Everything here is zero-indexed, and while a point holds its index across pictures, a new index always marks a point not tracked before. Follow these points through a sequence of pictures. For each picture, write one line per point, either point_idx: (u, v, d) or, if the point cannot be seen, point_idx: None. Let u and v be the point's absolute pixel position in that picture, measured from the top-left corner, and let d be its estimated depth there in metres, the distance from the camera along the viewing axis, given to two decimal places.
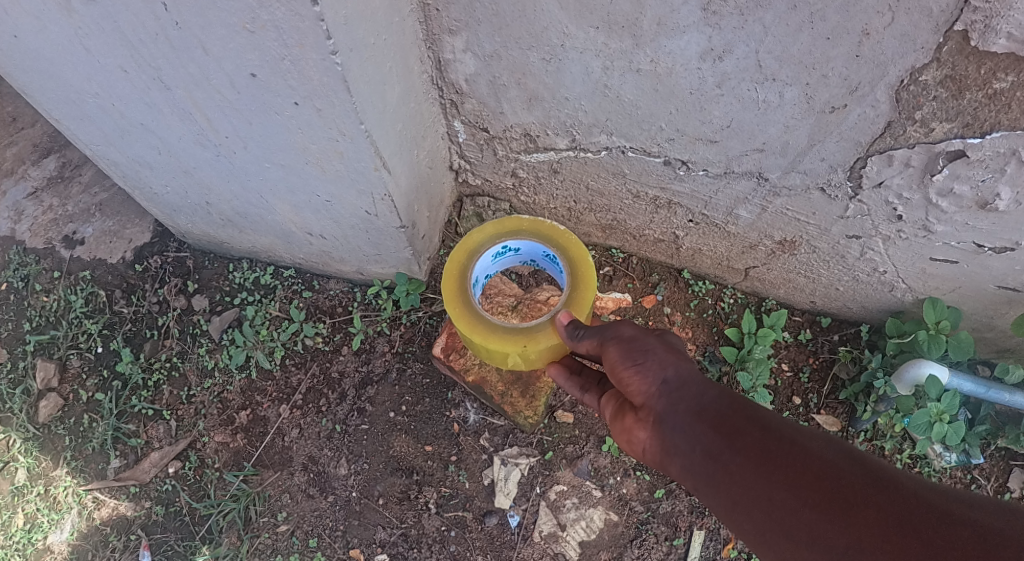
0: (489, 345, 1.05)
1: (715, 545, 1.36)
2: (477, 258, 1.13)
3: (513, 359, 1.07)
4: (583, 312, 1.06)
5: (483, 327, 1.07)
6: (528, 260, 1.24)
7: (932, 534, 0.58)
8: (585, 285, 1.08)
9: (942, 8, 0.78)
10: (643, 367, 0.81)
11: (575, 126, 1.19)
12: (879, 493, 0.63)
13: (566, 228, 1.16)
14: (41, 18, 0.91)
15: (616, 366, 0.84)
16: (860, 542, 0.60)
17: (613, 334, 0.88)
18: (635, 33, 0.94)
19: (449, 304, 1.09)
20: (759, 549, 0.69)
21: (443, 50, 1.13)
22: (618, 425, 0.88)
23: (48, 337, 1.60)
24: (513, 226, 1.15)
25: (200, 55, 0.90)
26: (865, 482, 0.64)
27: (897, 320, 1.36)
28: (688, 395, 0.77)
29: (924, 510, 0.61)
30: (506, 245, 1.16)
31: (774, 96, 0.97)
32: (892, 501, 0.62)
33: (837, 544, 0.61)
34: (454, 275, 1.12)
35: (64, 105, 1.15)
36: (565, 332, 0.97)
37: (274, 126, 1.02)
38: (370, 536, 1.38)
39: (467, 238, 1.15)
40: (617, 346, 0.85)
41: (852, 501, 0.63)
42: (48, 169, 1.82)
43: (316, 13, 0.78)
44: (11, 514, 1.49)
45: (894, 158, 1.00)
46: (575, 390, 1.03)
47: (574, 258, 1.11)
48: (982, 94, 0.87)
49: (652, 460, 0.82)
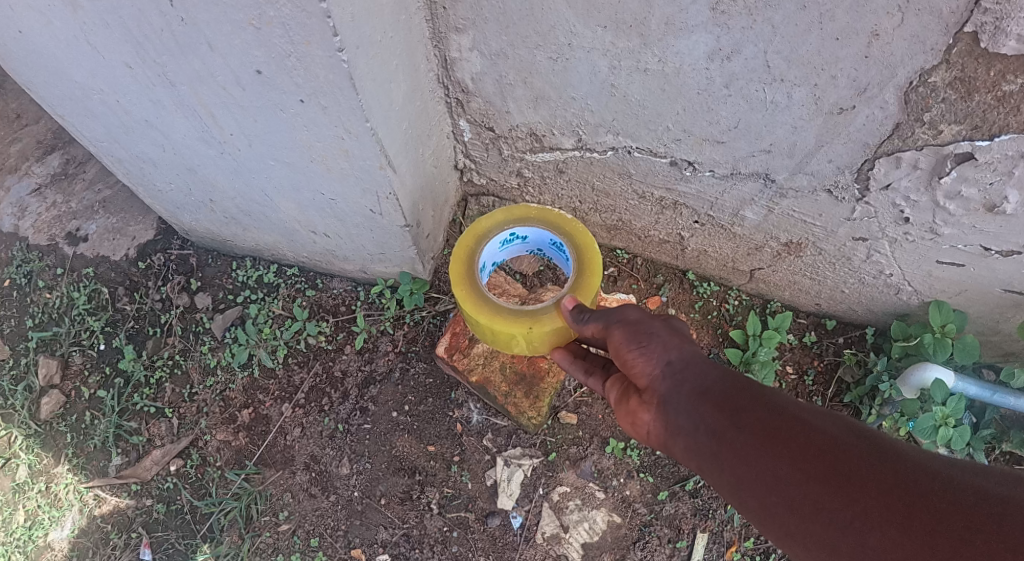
0: (494, 327, 1.05)
1: (719, 548, 1.35)
2: (485, 243, 1.12)
3: (518, 343, 1.06)
4: (589, 297, 1.05)
5: (489, 310, 1.06)
6: (534, 249, 1.23)
7: (939, 504, 0.57)
8: (591, 271, 1.08)
9: (952, 9, 0.78)
10: (647, 349, 0.79)
11: (581, 126, 1.19)
12: (883, 464, 0.61)
13: (574, 217, 1.15)
14: (46, 13, 0.91)
15: (620, 348, 0.81)
16: (866, 513, 0.59)
17: (617, 317, 0.85)
18: (642, 32, 0.94)
19: (455, 287, 1.09)
20: (762, 525, 0.67)
21: (449, 49, 1.13)
22: (620, 408, 0.84)
23: (50, 334, 1.60)
24: (521, 213, 1.15)
25: (206, 52, 0.90)
26: (869, 454, 0.62)
27: (902, 323, 1.36)
28: (692, 376, 0.75)
29: (928, 480, 0.60)
30: (514, 232, 1.15)
31: (782, 96, 0.97)
32: (896, 472, 0.61)
33: (842, 515, 0.60)
34: (461, 259, 1.11)
35: (69, 101, 1.14)
36: (571, 315, 0.96)
37: (279, 123, 1.02)
38: (371, 536, 1.38)
39: (475, 223, 1.15)
40: (621, 329, 0.82)
41: (858, 473, 0.61)
42: (52, 166, 1.83)
43: (323, 10, 0.78)
44: (12, 511, 1.48)
45: (901, 160, 1.00)
46: (580, 374, 1.01)
47: (581, 246, 1.11)
48: (991, 97, 0.86)
49: (656, 443, 0.79)
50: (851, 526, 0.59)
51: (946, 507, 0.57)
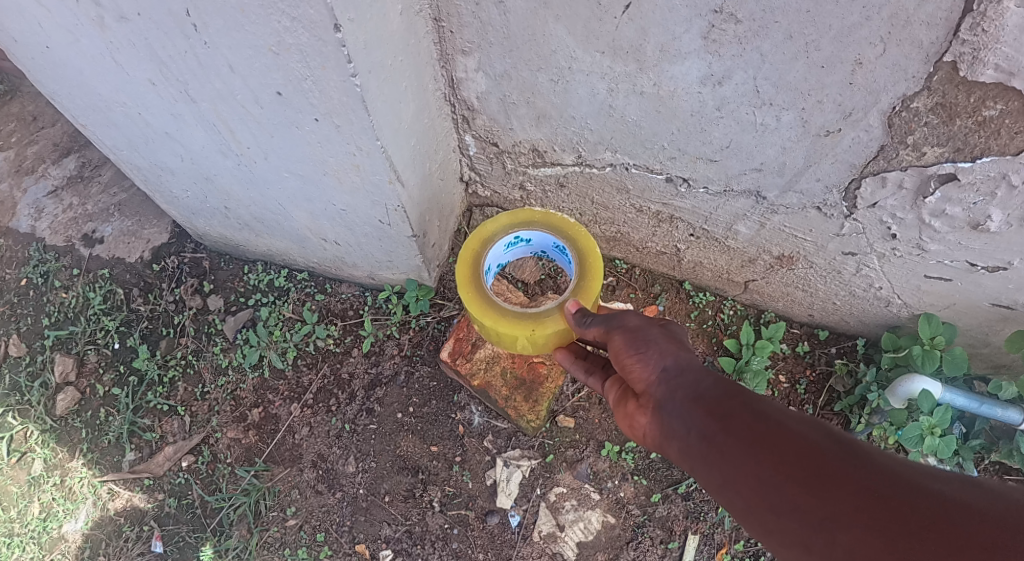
0: (500, 329, 1.10)
1: (710, 550, 1.39)
2: (490, 247, 1.17)
3: (521, 343, 1.12)
4: (590, 300, 1.10)
5: (495, 312, 1.12)
6: (538, 251, 1.28)
7: (902, 507, 0.61)
8: (593, 275, 1.13)
9: (931, 40, 0.82)
10: (645, 356, 0.84)
11: (581, 143, 1.24)
12: (857, 469, 0.64)
13: (576, 221, 1.20)
14: (74, 32, 0.97)
15: (621, 353, 0.86)
16: (838, 513, 0.62)
17: (619, 323, 0.91)
18: (639, 58, 0.99)
19: (462, 290, 1.14)
20: (746, 524, 0.70)
21: (456, 69, 1.18)
22: (620, 410, 0.89)
23: (67, 332, 1.66)
24: (526, 217, 1.20)
25: (226, 73, 0.96)
26: (844, 459, 0.65)
27: (893, 335, 1.40)
28: (685, 382, 0.78)
29: (895, 487, 0.63)
30: (518, 236, 1.20)
31: (771, 119, 1.02)
32: (868, 477, 0.63)
33: (815, 515, 0.62)
34: (467, 262, 1.16)
35: (91, 111, 1.20)
36: (573, 319, 1.01)
37: (293, 139, 1.08)
38: (375, 532, 1.43)
39: (482, 227, 1.20)
40: (622, 336, 0.88)
41: (832, 477, 0.64)
42: (69, 168, 1.90)
43: (339, 39, 0.84)
44: (28, 503, 1.55)
45: (887, 180, 1.04)
46: (581, 373, 1.06)
47: (583, 249, 1.15)
48: (972, 121, 0.91)
49: (652, 446, 0.83)
50: (822, 525, 0.62)
51: (910, 511, 0.60)
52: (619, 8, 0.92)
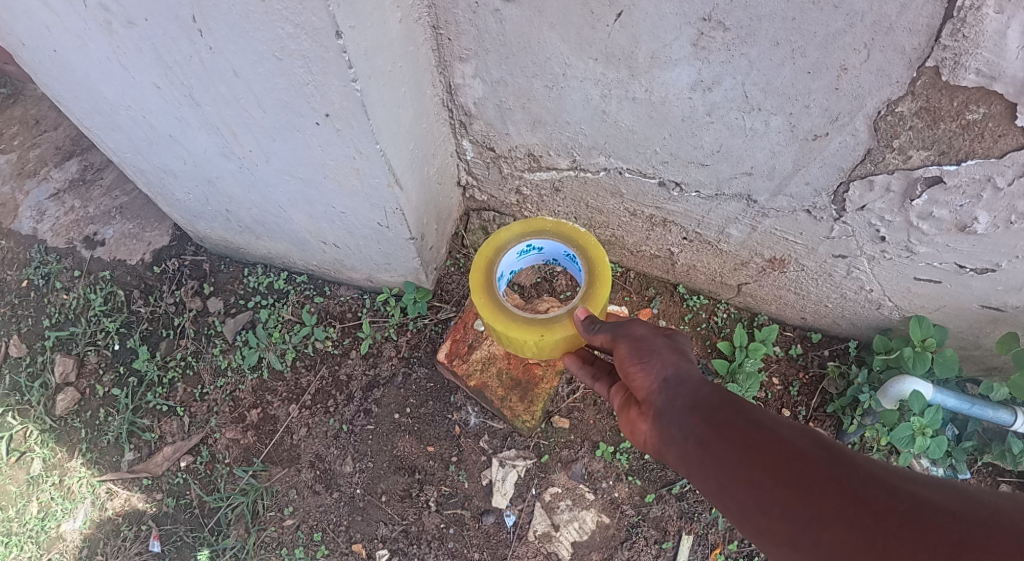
0: (509, 332, 1.12)
1: (703, 550, 1.41)
2: (503, 254, 1.19)
3: (530, 347, 1.13)
4: (598, 307, 1.11)
5: (505, 316, 1.14)
6: (550, 259, 1.30)
7: (886, 509, 0.60)
8: (602, 282, 1.14)
9: (914, 46, 0.84)
10: (647, 364, 0.84)
11: (575, 148, 1.26)
12: (842, 473, 0.64)
13: (586, 230, 1.22)
14: (82, 36, 0.99)
15: (624, 361, 0.86)
16: (822, 514, 0.62)
17: (625, 331, 0.91)
18: (631, 65, 1.02)
19: (475, 295, 1.16)
20: (742, 529, 0.69)
21: (454, 75, 1.21)
22: (623, 417, 0.89)
23: (67, 333, 1.68)
24: (538, 226, 1.22)
25: (231, 77, 0.98)
26: (831, 464, 0.65)
27: (884, 337, 1.41)
28: (686, 391, 0.78)
29: (878, 489, 0.62)
30: (531, 244, 1.22)
31: (760, 124, 1.04)
32: (854, 480, 0.63)
33: (803, 514, 0.63)
34: (480, 268, 1.18)
35: (97, 114, 1.22)
36: (581, 324, 1.02)
37: (296, 143, 1.10)
38: (372, 531, 1.45)
39: (495, 235, 1.22)
40: (626, 344, 0.88)
41: (818, 479, 0.64)
42: (71, 171, 1.92)
43: (339, 45, 0.87)
44: (25, 502, 1.56)
45: (874, 183, 1.07)
46: (587, 379, 1.05)
47: (593, 258, 1.17)
48: (956, 125, 0.92)
49: (653, 453, 0.83)
50: (809, 524, 0.62)
51: (894, 514, 0.60)
52: (611, 16, 0.95)
